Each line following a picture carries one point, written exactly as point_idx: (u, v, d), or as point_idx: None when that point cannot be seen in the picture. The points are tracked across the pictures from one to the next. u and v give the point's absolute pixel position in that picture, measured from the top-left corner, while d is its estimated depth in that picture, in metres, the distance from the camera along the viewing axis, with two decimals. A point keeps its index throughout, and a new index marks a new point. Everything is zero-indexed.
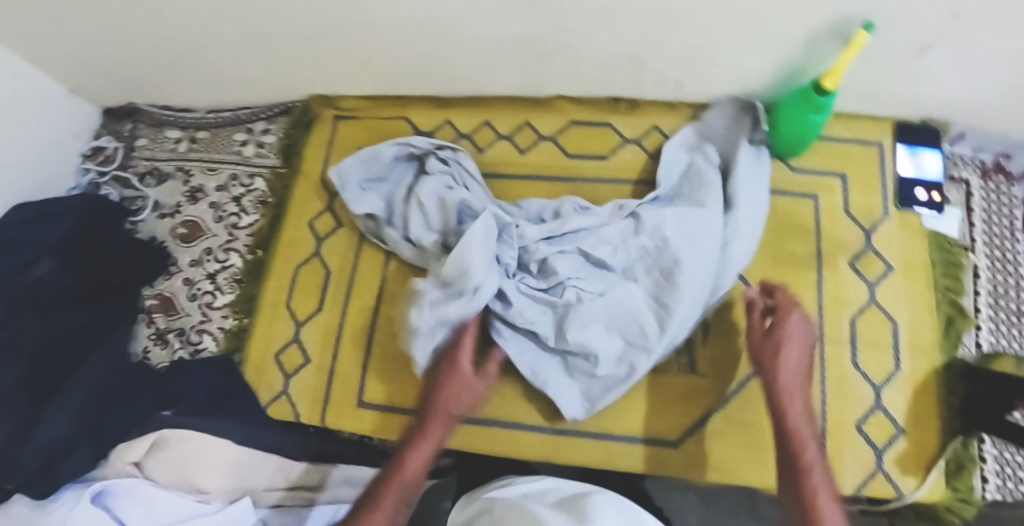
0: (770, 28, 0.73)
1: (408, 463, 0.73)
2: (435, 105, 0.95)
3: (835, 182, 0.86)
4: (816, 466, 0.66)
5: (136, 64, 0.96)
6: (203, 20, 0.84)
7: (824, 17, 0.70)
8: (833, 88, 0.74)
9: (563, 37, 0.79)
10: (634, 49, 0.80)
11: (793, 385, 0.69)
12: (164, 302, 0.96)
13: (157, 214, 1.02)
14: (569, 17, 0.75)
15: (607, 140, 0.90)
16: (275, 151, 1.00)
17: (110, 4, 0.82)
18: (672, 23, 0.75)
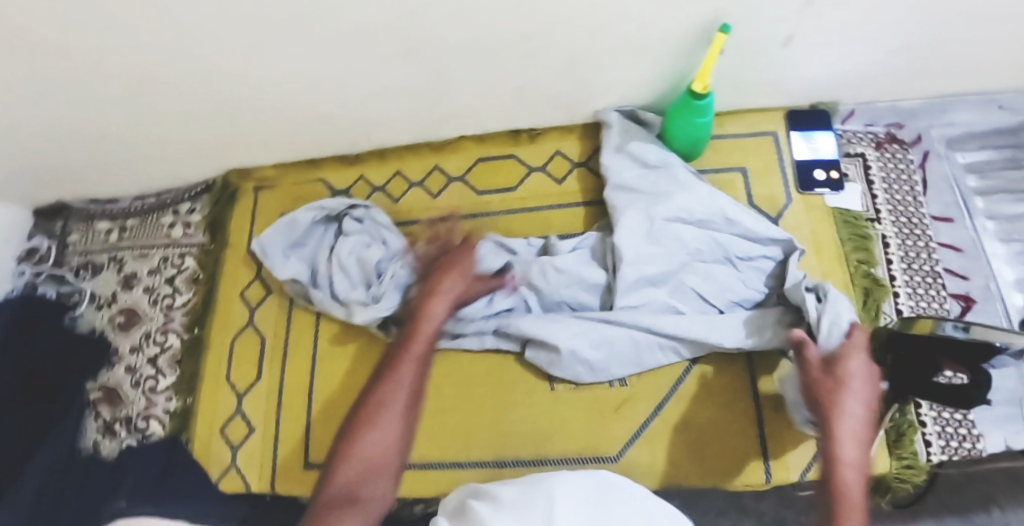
0: (642, 34, 0.77)
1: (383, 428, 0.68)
2: (350, 162, 0.99)
3: (736, 178, 0.90)
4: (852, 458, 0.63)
5: (58, 160, 0.97)
6: (107, 112, 0.87)
7: (686, 17, 0.73)
8: (707, 91, 0.79)
9: (455, 74, 0.83)
10: (524, 74, 0.83)
11: (852, 367, 0.67)
12: (109, 393, 0.95)
13: (95, 305, 1.02)
14: (455, 51, 0.79)
15: (514, 170, 0.95)
16: (201, 230, 1.02)
17: (21, 105, 0.84)
18: (551, 45, 0.78)
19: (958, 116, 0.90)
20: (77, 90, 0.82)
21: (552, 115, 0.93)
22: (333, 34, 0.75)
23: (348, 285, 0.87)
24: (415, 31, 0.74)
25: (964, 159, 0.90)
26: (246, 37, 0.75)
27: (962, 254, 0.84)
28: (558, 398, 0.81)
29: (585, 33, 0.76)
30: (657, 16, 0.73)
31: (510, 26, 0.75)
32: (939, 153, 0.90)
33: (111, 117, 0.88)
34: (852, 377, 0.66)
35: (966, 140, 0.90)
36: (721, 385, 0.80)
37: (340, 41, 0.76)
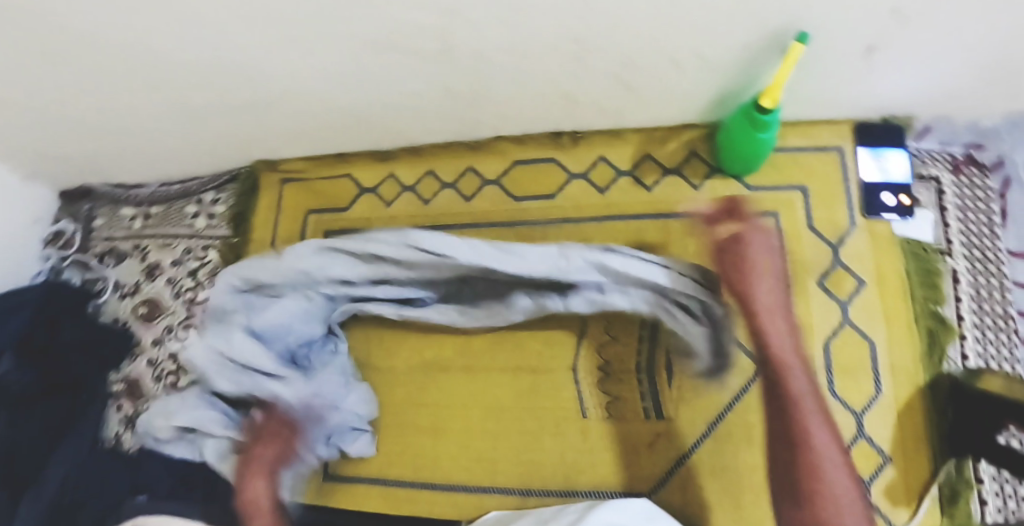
0: (701, 41, 0.69)
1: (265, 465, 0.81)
2: (379, 159, 0.94)
3: (796, 197, 0.83)
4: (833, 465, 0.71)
5: (83, 149, 0.95)
6: (128, 102, 0.83)
7: (754, 26, 0.66)
8: (774, 105, 0.72)
9: (493, 76, 0.77)
10: (568, 78, 0.77)
11: (777, 321, 0.77)
12: (131, 386, 0.94)
13: (119, 294, 1.01)
14: (495, 52, 0.72)
15: (552, 176, 0.89)
16: (225, 222, 0.99)
17: (43, 95, 0.81)
18: (601, 48, 0.72)
19: None
20: (98, 81, 0.79)
21: (595, 121, 0.86)
22: (365, 33, 0.69)
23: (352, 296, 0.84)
24: (452, 31, 0.69)
25: None
26: (272, 33, 0.69)
27: None
28: (588, 428, 0.78)
29: (636, 37, 0.69)
30: (722, 23, 0.66)
31: (554, 27, 0.68)
32: None
33: (133, 107, 0.84)
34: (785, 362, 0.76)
35: None
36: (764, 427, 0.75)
37: (373, 39, 0.70)
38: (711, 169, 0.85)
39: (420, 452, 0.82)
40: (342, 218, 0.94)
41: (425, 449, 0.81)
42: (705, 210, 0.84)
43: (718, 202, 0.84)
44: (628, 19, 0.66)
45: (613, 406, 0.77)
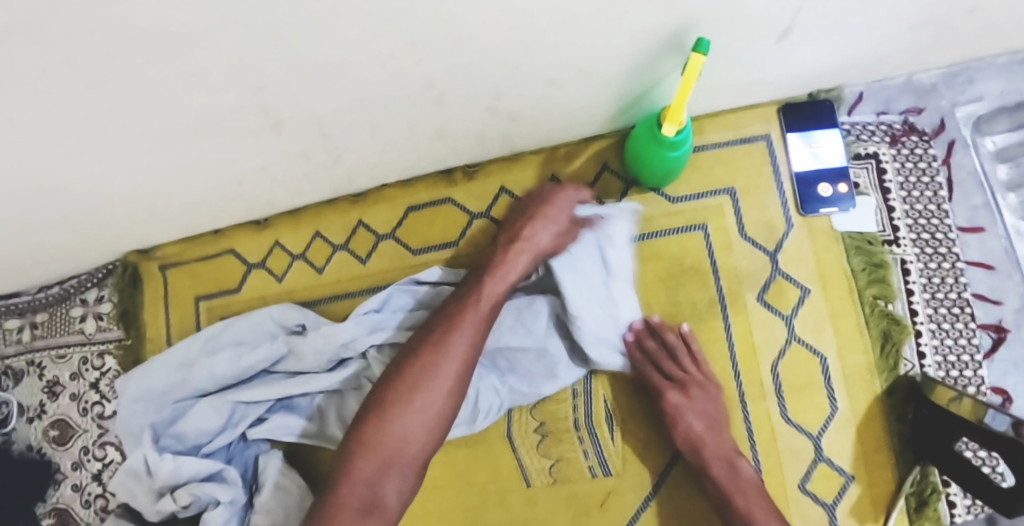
0: (584, 55, 0.57)
1: (444, 378, 0.61)
2: (257, 228, 0.83)
3: (724, 202, 0.73)
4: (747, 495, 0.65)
5: None
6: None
7: (644, 31, 0.54)
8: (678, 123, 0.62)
9: (355, 128, 0.64)
10: (443, 113, 0.65)
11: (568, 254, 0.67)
12: (61, 516, 0.89)
13: (26, 418, 0.92)
14: (344, 108, 0.60)
15: (451, 219, 0.79)
16: (115, 322, 0.90)
17: None
18: (470, 80, 0.59)
19: (989, 88, 0.72)
20: None
21: (488, 151, 0.75)
22: (179, 122, 0.57)
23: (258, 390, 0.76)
24: (281, 97, 0.56)
25: (993, 145, 0.74)
26: (67, 144, 0.57)
27: (994, 272, 0.71)
28: (534, 498, 0.72)
29: (506, 63, 0.57)
30: (603, 34, 0.54)
31: (404, 72, 0.55)
32: (965, 141, 0.73)
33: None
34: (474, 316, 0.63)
35: (996, 118, 0.73)
36: None
37: (188, 126, 0.58)
38: (626, 184, 0.75)
39: None
40: (233, 300, 0.84)
41: None
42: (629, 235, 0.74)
43: (642, 221, 0.74)
44: (490, 47, 0.54)
45: (557, 469, 0.72)
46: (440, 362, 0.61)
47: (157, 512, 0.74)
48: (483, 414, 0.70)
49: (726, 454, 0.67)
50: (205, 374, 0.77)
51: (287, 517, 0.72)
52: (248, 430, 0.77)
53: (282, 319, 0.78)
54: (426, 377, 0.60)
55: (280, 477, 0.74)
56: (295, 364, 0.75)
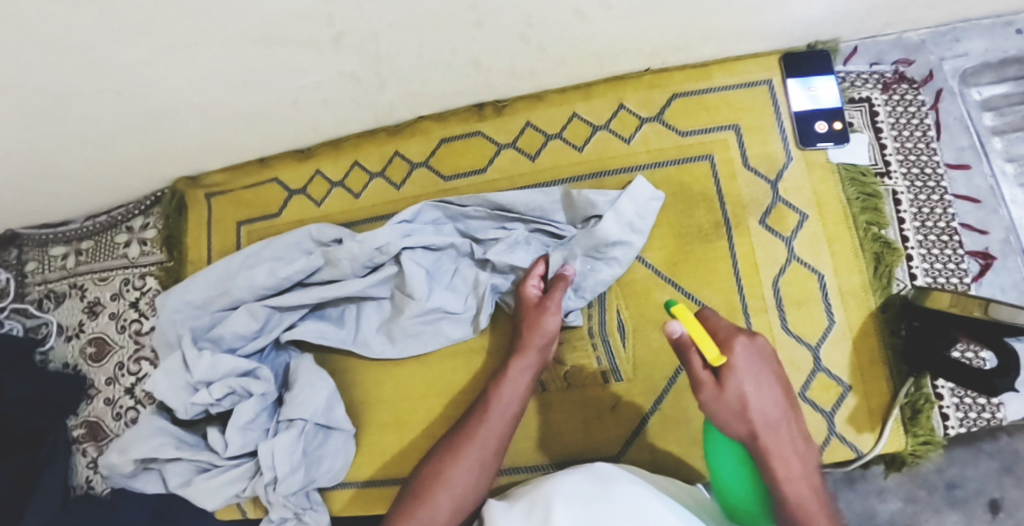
0: None
1: (480, 429, 0.69)
2: (299, 158, 0.89)
3: (729, 136, 0.79)
4: (801, 470, 0.59)
5: None
6: (22, 141, 0.78)
7: None
8: (728, 362, 0.59)
9: (395, 57, 0.70)
10: (475, 47, 0.70)
11: (763, 414, 0.59)
12: (92, 428, 0.93)
13: (64, 337, 0.98)
14: (388, 33, 0.66)
15: (480, 149, 0.83)
16: (158, 247, 0.96)
17: None
18: (502, 12, 0.65)
19: (973, 45, 0.80)
20: None
21: (517, 88, 0.81)
22: (248, 30, 0.64)
23: (288, 300, 0.79)
24: (333, 11, 0.62)
25: (979, 95, 0.81)
26: (145, 44, 0.64)
27: (981, 206, 0.77)
28: (546, 400, 0.77)
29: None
30: None
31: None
32: (952, 90, 0.81)
33: (26, 146, 0.79)
34: (788, 470, 0.58)
35: (981, 72, 0.81)
36: None
37: (254, 36, 0.65)
38: (643, 119, 0.81)
39: (388, 449, 0.80)
40: (273, 224, 0.91)
41: (395, 445, 0.80)
42: (643, 163, 0.80)
43: (653, 152, 0.80)
44: None
45: (571, 375, 0.76)
46: (472, 439, 0.68)
47: (193, 407, 0.79)
48: (483, 310, 0.77)
49: (795, 432, 0.60)
50: (237, 288, 0.81)
51: (315, 412, 0.75)
52: (283, 335, 0.81)
53: (319, 229, 0.82)
54: (473, 432, 0.69)
55: (307, 374, 0.78)
56: (329, 274, 0.80)
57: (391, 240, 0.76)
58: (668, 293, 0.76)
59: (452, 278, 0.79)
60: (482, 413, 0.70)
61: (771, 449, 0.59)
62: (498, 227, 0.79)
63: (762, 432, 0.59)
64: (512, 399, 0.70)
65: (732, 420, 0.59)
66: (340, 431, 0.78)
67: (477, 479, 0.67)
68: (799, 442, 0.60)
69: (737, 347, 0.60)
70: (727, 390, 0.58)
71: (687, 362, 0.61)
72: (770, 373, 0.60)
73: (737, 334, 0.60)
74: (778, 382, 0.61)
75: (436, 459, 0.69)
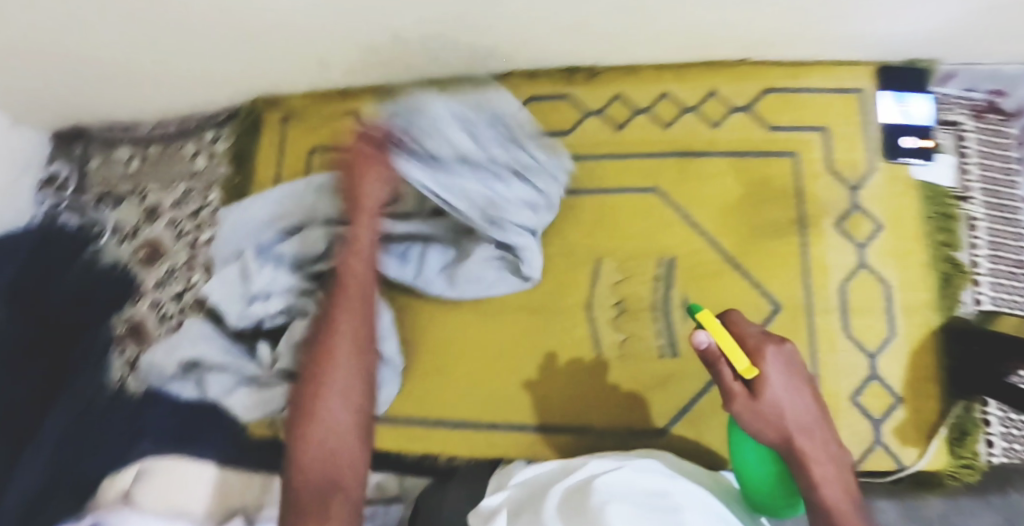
0: None
1: (307, 402, 0.70)
2: (385, 94, 0.90)
3: (815, 138, 0.80)
4: (834, 470, 0.57)
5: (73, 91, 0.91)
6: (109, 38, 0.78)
7: None
8: (761, 374, 0.56)
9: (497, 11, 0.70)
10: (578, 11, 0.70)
11: (796, 423, 0.56)
12: (135, 329, 0.94)
13: (118, 238, 0.99)
14: None
15: (566, 112, 0.83)
16: (226, 161, 0.96)
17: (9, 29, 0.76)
18: None
19: None
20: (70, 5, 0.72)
21: (613, 57, 0.80)
22: None
23: None
24: None
25: None
26: None
27: None
28: (599, 367, 0.76)
29: None
30: None
31: None
32: None
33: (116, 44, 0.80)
34: (822, 473, 0.56)
35: None
36: None
37: None
38: (733, 107, 0.81)
39: (431, 390, 0.79)
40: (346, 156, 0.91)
41: (433, 387, 0.79)
42: (726, 151, 0.80)
43: (740, 141, 0.80)
44: None
45: (627, 344, 0.75)
46: (309, 406, 0.70)
47: (246, 318, 0.80)
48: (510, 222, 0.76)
49: (827, 436, 0.58)
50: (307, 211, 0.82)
51: (371, 340, 0.76)
52: None
53: None
54: (308, 406, 0.70)
55: (365, 303, 0.79)
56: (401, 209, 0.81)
57: (447, 126, 0.78)
58: (734, 278, 0.76)
59: (497, 195, 0.76)
60: (314, 384, 0.71)
61: (806, 454, 0.57)
62: (543, 160, 0.79)
63: (795, 437, 0.57)
64: (336, 364, 0.71)
65: (765, 428, 0.57)
66: (389, 364, 0.78)
67: (353, 443, 0.68)
68: (835, 446, 0.57)
69: (770, 357, 0.57)
70: (760, 402, 0.56)
71: (717, 373, 0.58)
72: (803, 381, 0.57)
73: (768, 342, 0.57)
74: (812, 385, 0.58)
75: (298, 418, 0.70)
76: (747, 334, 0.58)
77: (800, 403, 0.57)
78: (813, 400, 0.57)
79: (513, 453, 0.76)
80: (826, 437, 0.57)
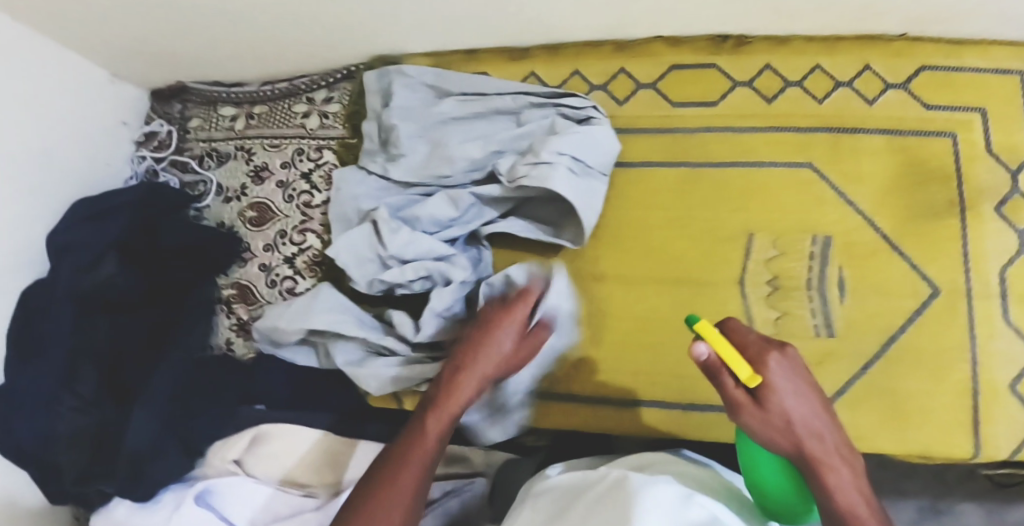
0: None
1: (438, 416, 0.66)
2: (517, 56, 0.87)
3: (973, 119, 0.77)
4: (850, 475, 0.54)
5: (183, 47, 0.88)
6: None
7: None
8: (764, 380, 0.54)
9: None
10: None
11: (807, 430, 0.54)
12: (243, 291, 0.91)
13: (222, 198, 0.96)
14: None
15: (714, 83, 0.81)
16: (341, 122, 0.92)
17: None
18: None
19: None
20: None
21: (763, 25, 0.78)
22: None
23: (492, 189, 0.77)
24: None
25: None
26: None
27: None
28: None
29: None
30: None
31: None
32: None
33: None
34: (839, 481, 0.53)
35: None
36: (936, 347, 0.72)
37: None
38: (887, 84, 0.78)
39: (569, 363, 0.78)
40: None
41: (574, 358, 0.78)
42: (881, 130, 0.78)
43: (893, 119, 0.78)
44: None
45: (781, 323, 0.73)
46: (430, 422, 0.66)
47: (379, 283, 0.78)
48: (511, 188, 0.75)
49: (841, 441, 0.55)
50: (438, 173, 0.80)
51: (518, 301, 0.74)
52: (480, 229, 0.79)
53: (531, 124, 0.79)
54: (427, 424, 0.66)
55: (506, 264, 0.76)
56: None
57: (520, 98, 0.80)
58: (891, 259, 0.74)
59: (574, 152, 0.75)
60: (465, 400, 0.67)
61: (823, 462, 0.54)
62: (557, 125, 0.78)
63: (808, 445, 0.54)
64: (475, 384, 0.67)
65: (776, 436, 0.55)
66: None
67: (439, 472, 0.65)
68: (848, 453, 0.55)
69: (773, 363, 0.54)
70: (771, 408, 0.54)
71: (718, 382, 0.56)
72: (808, 383, 0.55)
73: (768, 348, 0.55)
74: (818, 389, 0.56)
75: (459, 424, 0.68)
76: (745, 340, 0.56)
77: (807, 411, 0.54)
78: (820, 406, 0.55)
79: (655, 431, 0.74)
80: (833, 443, 0.54)
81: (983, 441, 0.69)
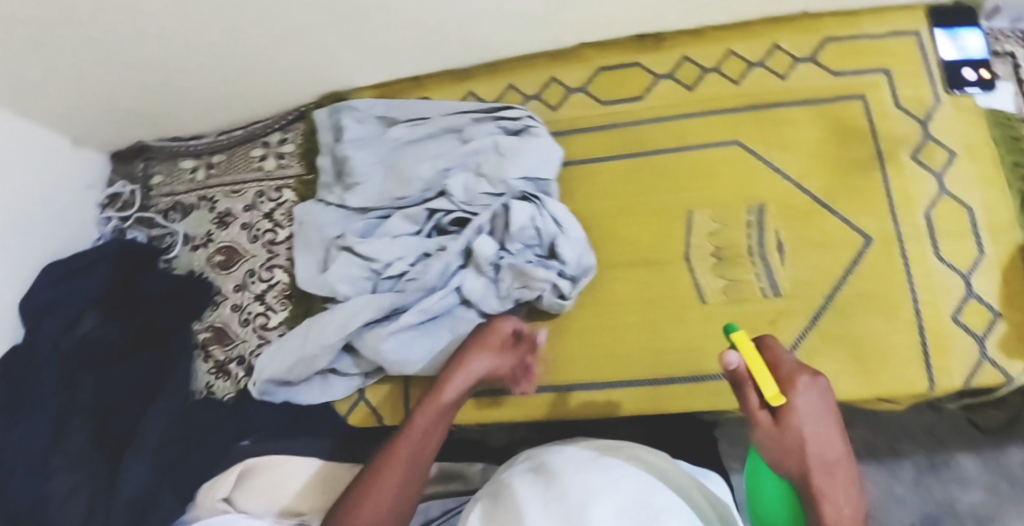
0: None
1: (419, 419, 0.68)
2: (457, 77, 0.93)
3: (881, 79, 0.83)
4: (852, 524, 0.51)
5: (138, 107, 0.93)
6: (175, 48, 0.81)
7: None
8: (787, 401, 0.54)
9: None
10: None
11: (822, 456, 0.53)
12: (218, 333, 0.94)
13: (190, 247, 0.99)
14: None
15: (640, 79, 0.87)
16: (297, 160, 0.97)
17: (80, 46, 0.78)
18: None
19: None
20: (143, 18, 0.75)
21: (674, 20, 0.84)
22: None
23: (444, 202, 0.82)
24: None
25: None
26: None
27: None
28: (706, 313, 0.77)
29: None
30: None
31: None
32: None
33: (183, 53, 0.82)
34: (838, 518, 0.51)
35: None
36: (879, 291, 0.75)
37: None
38: (796, 58, 0.84)
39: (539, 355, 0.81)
40: None
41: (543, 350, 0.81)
42: (799, 101, 0.83)
43: (807, 88, 0.83)
44: None
45: (731, 288, 0.77)
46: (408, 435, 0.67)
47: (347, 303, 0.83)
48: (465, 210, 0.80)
49: (851, 479, 0.53)
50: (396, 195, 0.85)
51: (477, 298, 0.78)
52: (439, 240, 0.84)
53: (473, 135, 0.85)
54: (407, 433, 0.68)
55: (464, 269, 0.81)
56: None
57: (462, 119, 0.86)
58: (823, 215, 0.78)
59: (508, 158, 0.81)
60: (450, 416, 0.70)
61: (826, 495, 0.52)
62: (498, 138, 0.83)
63: (819, 475, 0.52)
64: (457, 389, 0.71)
65: (785, 458, 0.54)
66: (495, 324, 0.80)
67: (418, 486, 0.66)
68: (853, 494, 0.52)
69: (799, 386, 0.55)
70: (784, 427, 0.53)
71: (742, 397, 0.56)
72: (832, 414, 0.54)
73: (800, 371, 0.56)
74: (841, 429, 0.54)
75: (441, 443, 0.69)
76: (778, 358, 0.57)
77: (824, 441, 0.53)
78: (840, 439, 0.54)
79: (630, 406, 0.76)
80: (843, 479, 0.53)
81: (936, 373, 0.72)
